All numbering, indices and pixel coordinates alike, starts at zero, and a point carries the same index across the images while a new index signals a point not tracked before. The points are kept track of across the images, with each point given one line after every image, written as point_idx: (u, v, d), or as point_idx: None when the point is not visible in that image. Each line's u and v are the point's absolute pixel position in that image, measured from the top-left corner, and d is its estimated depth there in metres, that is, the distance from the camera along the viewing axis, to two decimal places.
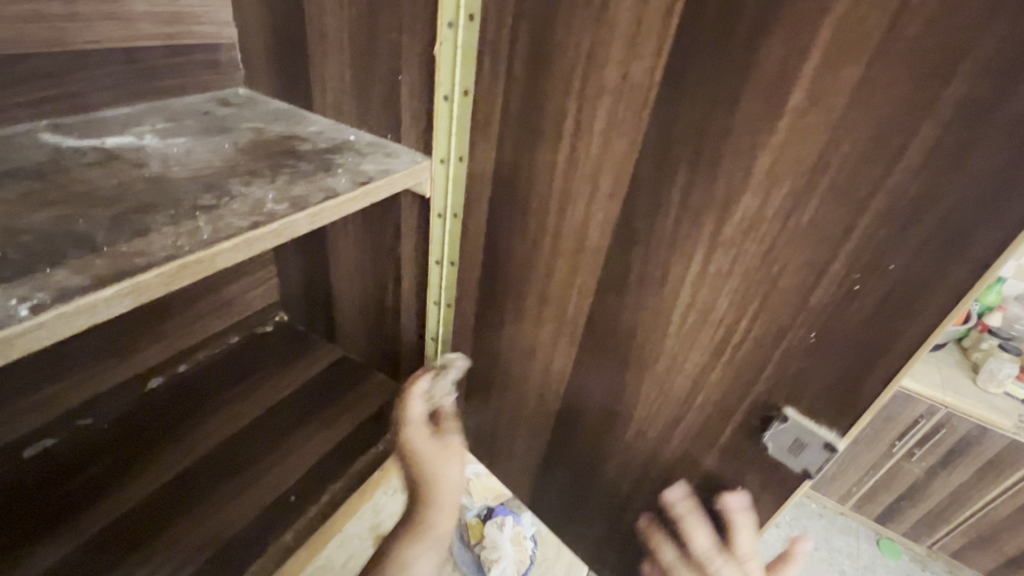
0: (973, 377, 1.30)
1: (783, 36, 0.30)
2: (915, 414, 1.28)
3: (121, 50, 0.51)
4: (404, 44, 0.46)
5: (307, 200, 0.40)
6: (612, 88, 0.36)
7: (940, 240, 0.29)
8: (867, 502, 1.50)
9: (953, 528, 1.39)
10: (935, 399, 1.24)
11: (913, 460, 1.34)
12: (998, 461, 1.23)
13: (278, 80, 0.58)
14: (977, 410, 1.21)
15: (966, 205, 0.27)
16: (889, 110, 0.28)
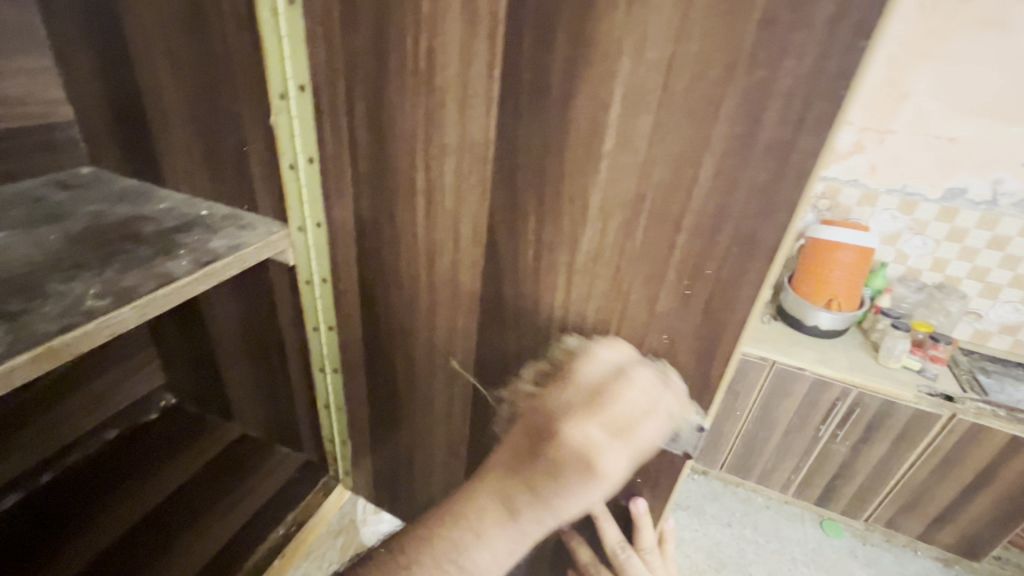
0: (875, 356, 1.42)
1: (586, 92, 0.30)
2: (831, 398, 1.37)
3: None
4: (243, 114, 0.44)
5: (136, 291, 0.37)
6: (445, 146, 0.36)
7: (745, 263, 0.31)
8: (805, 487, 1.57)
9: (882, 499, 1.48)
10: (846, 381, 1.34)
11: (838, 441, 1.43)
12: (908, 430, 1.34)
13: (124, 155, 0.55)
14: (883, 386, 1.32)
15: (759, 232, 0.29)
16: (684, 153, 0.29)
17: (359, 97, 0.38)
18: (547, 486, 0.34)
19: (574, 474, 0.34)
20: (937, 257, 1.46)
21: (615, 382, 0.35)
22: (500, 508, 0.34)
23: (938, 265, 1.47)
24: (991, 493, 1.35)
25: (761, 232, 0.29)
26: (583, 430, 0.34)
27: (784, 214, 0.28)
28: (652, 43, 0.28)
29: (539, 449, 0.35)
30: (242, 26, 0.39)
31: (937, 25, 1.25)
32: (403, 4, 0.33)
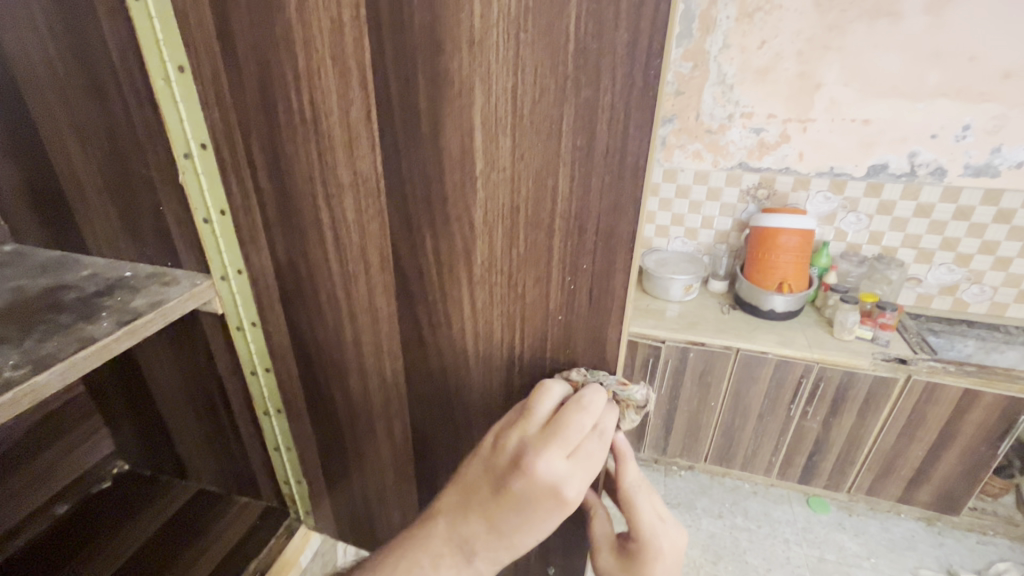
0: (831, 330, 1.49)
1: (450, 123, 0.34)
2: (797, 376, 1.43)
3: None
4: (153, 176, 0.46)
5: (56, 356, 0.38)
6: (340, 185, 0.39)
7: (613, 254, 0.35)
8: (787, 467, 1.61)
9: (859, 468, 1.54)
10: (807, 358, 1.40)
11: (810, 417, 1.48)
12: (871, 397, 1.40)
13: (44, 229, 0.56)
14: (841, 358, 1.39)
15: (617, 226, 0.34)
16: (540, 166, 0.33)
17: (256, 149, 0.40)
18: (505, 521, 0.36)
19: (541, 509, 0.35)
20: (873, 231, 1.55)
21: (566, 416, 0.37)
22: (457, 553, 0.36)
23: (875, 238, 1.56)
24: (957, 447, 1.41)
25: (620, 224, 0.34)
26: (547, 467, 0.35)
27: (631, 209, 0.33)
28: (496, 75, 0.31)
29: (502, 487, 0.36)
30: (140, 96, 0.42)
31: (834, 21, 1.37)
32: (280, 63, 0.36)
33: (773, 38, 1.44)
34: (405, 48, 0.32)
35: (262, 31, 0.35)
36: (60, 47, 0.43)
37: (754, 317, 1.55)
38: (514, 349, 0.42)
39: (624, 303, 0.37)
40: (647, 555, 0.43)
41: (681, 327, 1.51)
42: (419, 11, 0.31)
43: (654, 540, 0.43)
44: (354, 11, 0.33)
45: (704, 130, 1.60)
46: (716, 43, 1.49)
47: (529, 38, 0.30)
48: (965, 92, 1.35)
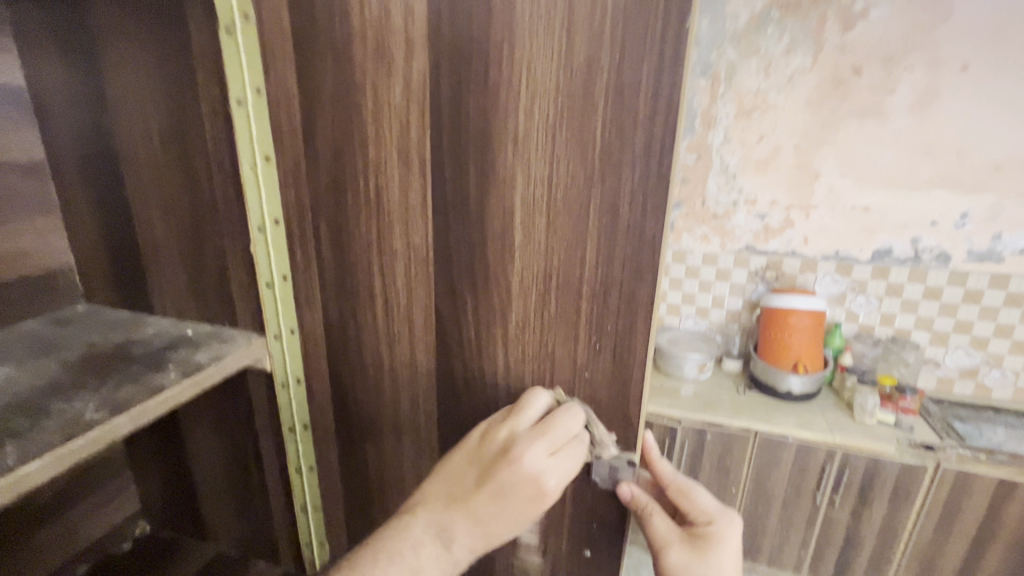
0: (851, 414, 1.47)
1: (495, 204, 0.40)
2: (820, 461, 1.40)
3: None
4: (227, 245, 0.53)
5: (130, 402, 0.42)
6: (394, 254, 0.45)
7: (635, 316, 0.40)
8: (819, 563, 1.51)
9: (897, 566, 1.44)
10: (829, 443, 1.37)
11: (837, 507, 1.42)
12: (901, 486, 1.35)
13: (116, 291, 0.62)
14: (865, 444, 1.36)
15: (638, 292, 0.39)
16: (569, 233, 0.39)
17: (323, 224, 0.47)
18: (482, 507, 0.41)
19: (518, 495, 0.40)
20: (884, 313, 1.58)
21: (549, 421, 0.41)
22: (437, 538, 0.41)
23: (888, 319, 1.58)
24: (1000, 544, 1.33)
25: (641, 290, 0.39)
26: (527, 461, 0.40)
27: (649, 278, 0.38)
28: (537, 165, 0.38)
29: (486, 474, 0.41)
30: (227, 179, 0.50)
31: (826, 118, 1.50)
32: (354, 154, 0.43)
33: (771, 133, 1.57)
34: (461, 145, 0.40)
35: (342, 130, 0.43)
36: (165, 139, 0.52)
37: (771, 396, 1.55)
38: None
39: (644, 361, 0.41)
40: (712, 536, 0.46)
41: (697, 406, 1.50)
42: (475, 117, 0.39)
43: (714, 522, 0.47)
44: (421, 115, 0.40)
45: (711, 215, 1.69)
46: (718, 137, 1.62)
47: (564, 136, 0.37)
48: (958, 183, 1.44)
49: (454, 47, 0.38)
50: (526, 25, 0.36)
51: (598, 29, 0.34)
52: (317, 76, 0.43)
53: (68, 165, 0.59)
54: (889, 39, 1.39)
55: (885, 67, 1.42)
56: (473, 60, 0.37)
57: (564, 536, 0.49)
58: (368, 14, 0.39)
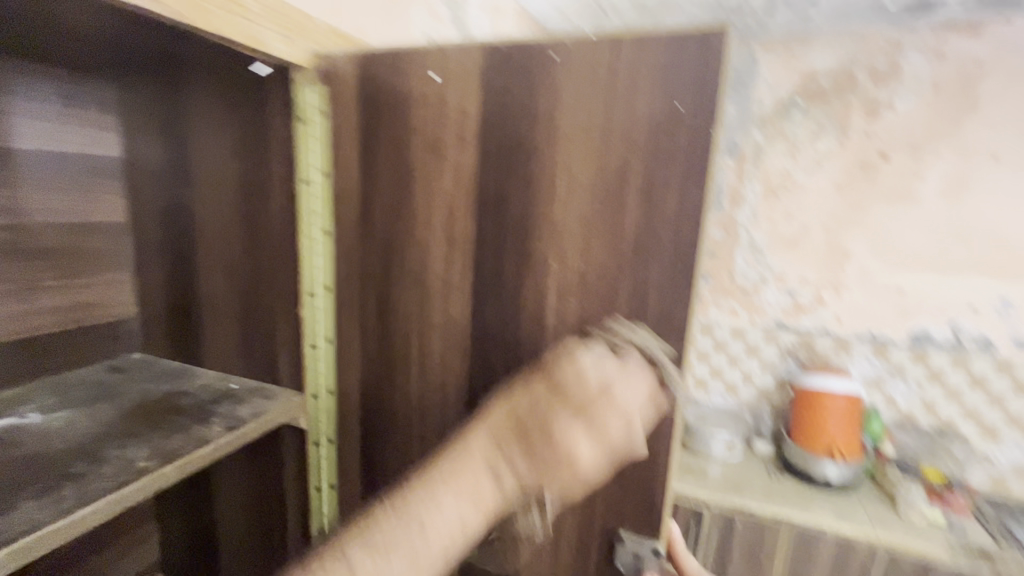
0: (895, 509, 1.37)
1: (531, 286, 0.43)
2: (862, 561, 1.29)
3: (8, 341, 0.57)
4: (278, 307, 0.57)
5: (178, 453, 0.45)
6: (433, 325, 0.48)
7: (661, 399, 0.41)
8: None
9: None
10: (872, 539, 1.27)
11: None
12: None
13: (171, 342, 0.67)
14: (912, 545, 1.25)
15: (664, 376, 0.41)
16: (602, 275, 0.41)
17: (369, 294, 0.51)
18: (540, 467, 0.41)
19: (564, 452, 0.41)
20: (926, 400, 1.52)
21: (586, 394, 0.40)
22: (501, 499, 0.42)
23: (930, 407, 1.51)
24: None
25: (666, 374, 0.41)
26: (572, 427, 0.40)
27: (675, 363, 0.40)
28: (572, 253, 0.42)
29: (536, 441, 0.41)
30: (286, 248, 0.55)
31: (855, 200, 1.53)
32: (404, 233, 0.48)
33: (799, 213, 1.60)
34: (503, 232, 0.44)
35: (396, 212, 0.48)
36: (235, 211, 0.58)
37: (805, 484, 1.47)
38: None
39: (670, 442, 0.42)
40: None
41: (726, 490, 1.43)
42: (517, 208, 0.43)
43: None
44: (467, 203, 0.45)
45: (739, 289, 1.70)
46: (745, 213, 1.66)
47: (597, 229, 0.41)
48: (996, 271, 1.42)
49: (501, 147, 0.43)
50: (566, 132, 0.40)
51: (631, 139, 0.39)
52: (378, 165, 0.48)
53: (149, 229, 0.66)
54: (915, 127, 1.45)
55: (912, 154, 1.46)
56: (518, 160, 0.42)
57: None
58: (428, 115, 0.45)
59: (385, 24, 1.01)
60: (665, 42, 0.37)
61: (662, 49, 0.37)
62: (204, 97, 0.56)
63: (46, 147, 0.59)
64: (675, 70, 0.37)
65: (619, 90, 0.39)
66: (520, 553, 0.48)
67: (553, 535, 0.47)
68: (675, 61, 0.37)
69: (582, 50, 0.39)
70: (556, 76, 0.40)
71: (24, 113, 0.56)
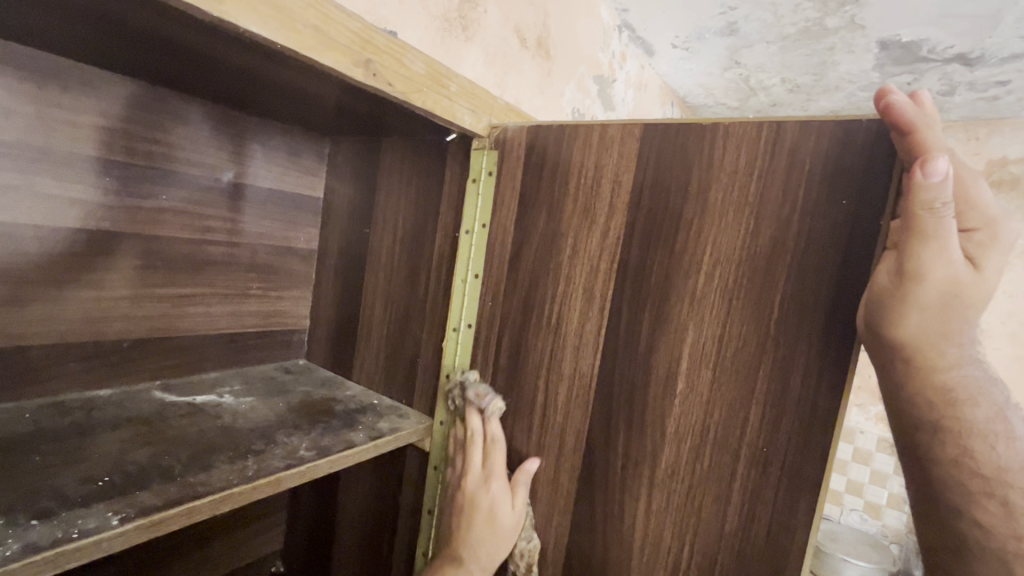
0: None
1: (663, 350, 0.45)
2: None
3: (219, 334, 0.71)
4: (423, 337, 0.64)
5: (329, 449, 0.52)
6: (561, 375, 0.51)
7: (795, 492, 0.39)
8: None
9: None
10: None
11: None
12: None
13: (330, 354, 0.78)
14: None
15: (802, 466, 0.39)
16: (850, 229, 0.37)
17: (507, 337, 0.56)
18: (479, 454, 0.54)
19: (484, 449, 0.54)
20: None
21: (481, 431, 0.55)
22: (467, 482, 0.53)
23: None
24: None
25: (805, 465, 0.39)
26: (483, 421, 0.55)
27: (818, 455, 0.38)
28: (714, 325, 0.42)
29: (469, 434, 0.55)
30: (440, 286, 0.62)
31: None
32: (548, 285, 0.53)
33: None
34: (643, 295, 0.46)
35: (542, 264, 0.53)
36: (402, 250, 0.67)
37: None
38: (681, 564, 0.44)
39: (802, 545, 0.39)
40: None
41: None
42: (659, 274, 0.45)
43: None
44: (609, 264, 0.48)
45: None
46: None
47: (739, 303, 0.41)
48: None
49: (652, 214, 0.46)
50: (719, 205, 0.42)
51: (769, 263, 0.40)
52: (531, 223, 0.54)
53: (332, 257, 0.79)
54: None
55: None
56: (666, 231, 0.45)
57: None
58: (583, 182, 0.50)
59: (538, 97, 1.13)
60: (833, 123, 0.38)
61: (831, 133, 0.38)
62: (394, 154, 0.68)
63: (273, 186, 0.74)
64: (841, 152, 0.38)
65: (778, 171, 0.40)
66: None
67: None
68: (844, 144, 0.38)
69: (743, 129, 0.41)
70: (716, 152, 0.42)
71: (263, 159, 0.72)
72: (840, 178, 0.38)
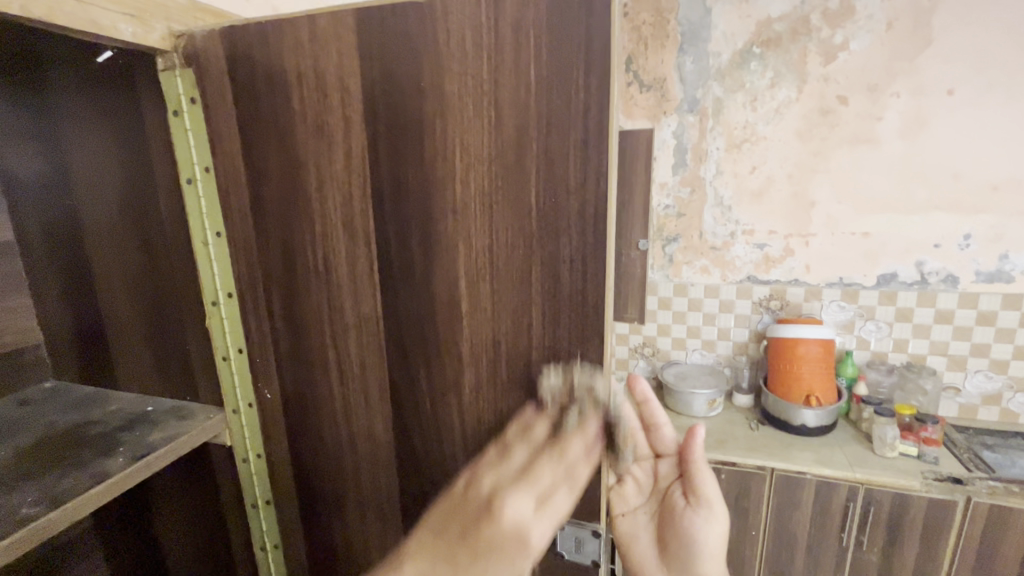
0: (871, 448, 1.44)
1: (440, 275, 0.40)
2: (842, 500, 1.35)
3: None
4: (184, 320, 0.52)
5: (72, 493, 0.41)
6: (346, 328, 0.45)
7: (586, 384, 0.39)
8: None
9: None
10: (849, 479, 1.33)
11: (865, 548, 1.36)
12: (930, 523, 1.29)
13: (83, 368, 0.61)
14: (889, 479, 1.31)
15: (585, 358, 0.38)
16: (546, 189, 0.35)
17: (275, 298, 0.47)
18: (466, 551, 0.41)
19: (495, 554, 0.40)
20: (896, 339, 1.61)
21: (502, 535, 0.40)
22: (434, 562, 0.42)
23: (901, 346, 1.60)
24: None
25: (588, 358, 0.38)
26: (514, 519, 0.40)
27: (598, 344, 0.37)
28: (483, 236, 0.38)
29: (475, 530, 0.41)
30: (182, 254, 0.50)
31: (817, 147, 1.58)
32: (303, 228, 0.44)
33: (762, 164, 1.64)
34: (404, 218, 0.40)
35: (288, 204, 0.44)
36: (123, 220, 0.52)
37: (784, 432, 1.53)
38: None
39: (599, 432, 0.40)
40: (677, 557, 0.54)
41: (708, 446, 1.48)
42: (415, 191, 0.39)
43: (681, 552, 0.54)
44: (362, 190, 0.41)
45: (709, 247, 1.75)
46: (710, 170, 1.69)
47: (500, 204, 0.37)
48: (958, 205, 1.49)
49: (392, 121, 0.38)
50: (458, 97, 0.36)
51: (518, 156, 0.36)
52: (262, 157, 0.43)
53: (39, 245, 0.59)
54: (871, 67, 1.48)
55: (871, 95, 1.49)
56: (409, 139, 0.38)
57: None
58: (307, 93, 0.40)
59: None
60: None
61: None
62: (66, 95, 0.50)
63: None
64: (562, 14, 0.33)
65: (505, 47, 0.35)
66: None
67: None
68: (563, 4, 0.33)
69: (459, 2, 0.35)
70: (437, 34, 0.36)
71: None
72: (566, 47, 0.33)
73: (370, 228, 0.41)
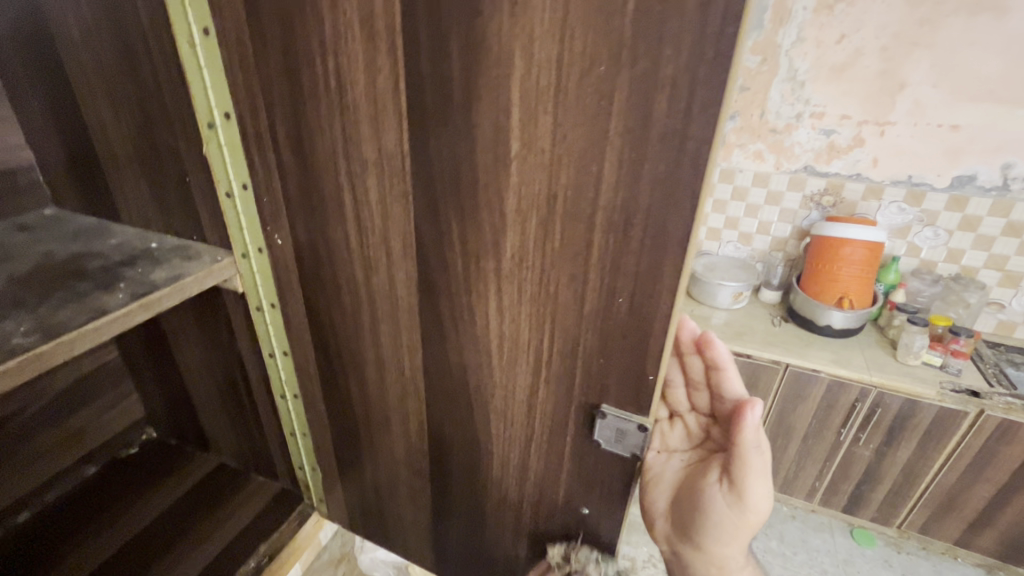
0: (894, 354, 1.39)
1: (486, 100, 0.30)
2: (850, 399, 1.34)
3: None
4: (180, 145, 0.44)
5: (64, 325, 0.37)
6: (365, 164, 0.37)
7: (662, 256, 0.31)
8: (833, 495, 1.50)
9: (911, 505, 1.41)
10: (863, 381, 1.31)
11: (861, 445, 1.38)
12: (935, 431, 1.28)
13: (83, 196, 0.56)
14: (904, 386, 1.28)
15: (668, 223, 0.29)
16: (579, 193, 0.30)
17: (280, 122, 0.39)
18: None
19: None
20: (951, 249, 1.44)
21: None
22: None
23: (954, 256, 1.45)
24: None
25: (672, 223, 0.29)
26: None
27: (688, 205, 0.29)
28: (550, 43, 0.28)
29: None
30: (167, 59, 0.40)
31: (925, 15, 1.25)
32: (310, 27, 0.34)
33: (853, 32, 1.34)
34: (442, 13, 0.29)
35: None
36: (94, 11, 0.42)
37: (807, 331, 1.49)
38: (541, 361, 0.39)
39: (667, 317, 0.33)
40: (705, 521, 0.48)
41: (726, 336, 1.46)
42: None
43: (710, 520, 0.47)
44: None
45: (769, 129, 1.53)
46: (789, 34, 1.41)
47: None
48: None
49: None
50: None
51: None
52: None
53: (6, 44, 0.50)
54: None
55: None
56: None
57: (562, 486, 0.45)
58: None
59: None
60: None
61: None
62: None
63: None
64: None
65: None
66: (493, 421, 0.44)
67: (528, 409, 0.42)
68: None
69: None
70: None
71: None
72: None
73: (396, 27, 0.31)
